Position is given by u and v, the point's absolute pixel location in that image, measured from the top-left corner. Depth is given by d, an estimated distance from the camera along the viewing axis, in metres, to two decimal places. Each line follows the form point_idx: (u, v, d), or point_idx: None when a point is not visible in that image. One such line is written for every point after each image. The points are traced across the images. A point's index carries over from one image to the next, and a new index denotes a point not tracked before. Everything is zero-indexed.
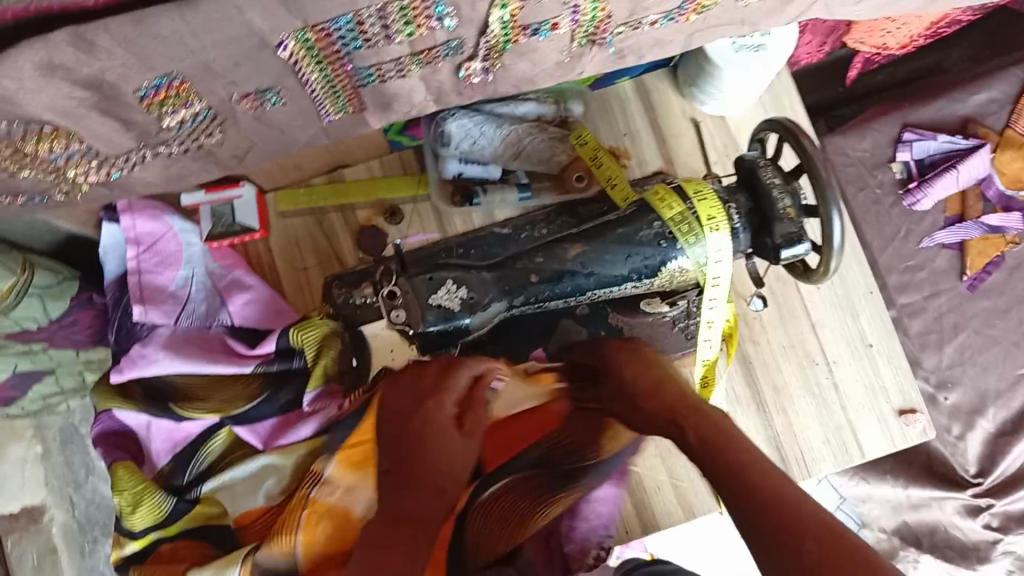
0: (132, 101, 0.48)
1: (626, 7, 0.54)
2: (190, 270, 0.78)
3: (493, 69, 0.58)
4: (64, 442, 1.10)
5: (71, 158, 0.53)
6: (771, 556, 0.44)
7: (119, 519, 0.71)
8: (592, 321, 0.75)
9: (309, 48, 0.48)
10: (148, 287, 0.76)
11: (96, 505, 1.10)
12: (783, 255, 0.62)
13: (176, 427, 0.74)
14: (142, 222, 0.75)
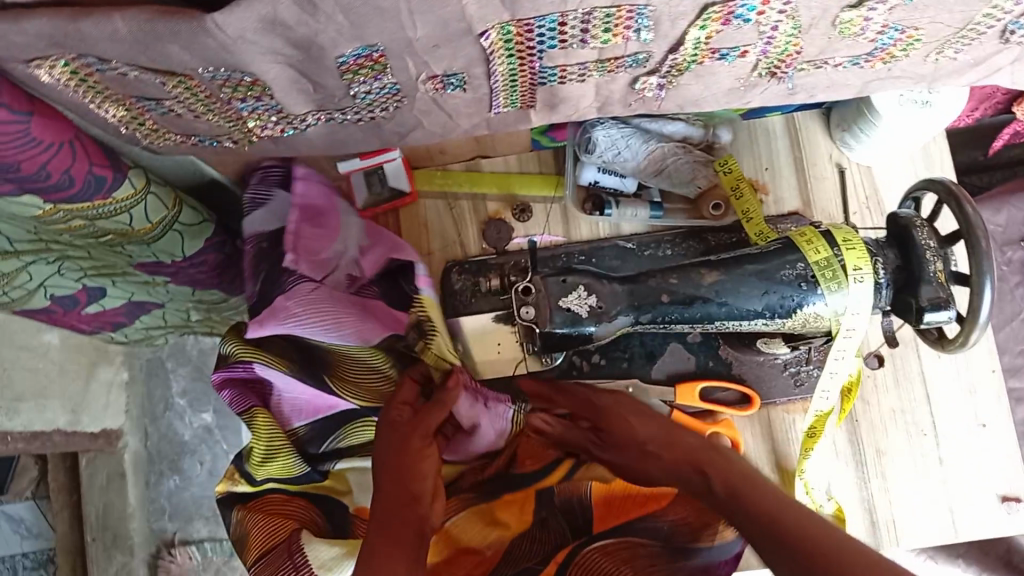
0: (332, 65, 0.49)
1: (817, 45, 0.54)
2: (344, 246, 0.75)
3: (667, 87, 0.58)
4: (148, 373, 1.24)
5: (255, 110, 0.55)
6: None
7: (247, 460, 0.66)
8: (702, 349, 0.77)
9: (508, 41, 0.49)
10: (301, 244, 0.72)
11: (166, 439, 1.24)
12: (926, 319, 0.61)
13: (322, 399, 0.67)
14: (312, 194, 0.76)
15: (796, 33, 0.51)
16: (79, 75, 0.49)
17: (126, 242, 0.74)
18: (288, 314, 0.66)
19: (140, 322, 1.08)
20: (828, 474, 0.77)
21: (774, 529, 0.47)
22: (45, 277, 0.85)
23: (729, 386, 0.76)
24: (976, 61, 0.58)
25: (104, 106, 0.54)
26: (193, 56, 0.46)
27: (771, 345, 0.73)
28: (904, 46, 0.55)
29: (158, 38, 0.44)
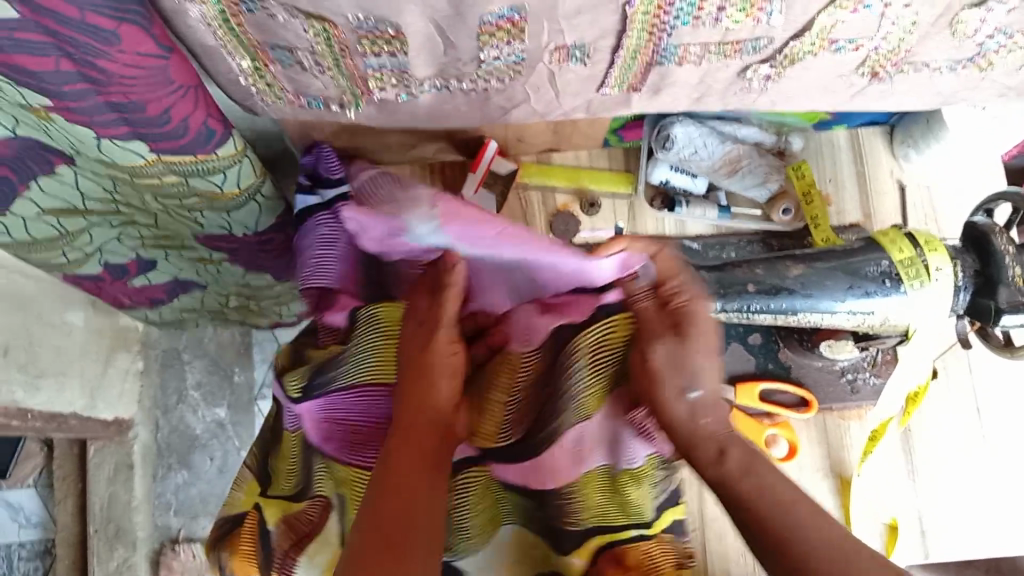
0: (474, 24, 0.51)
1: (927, 45, 0.56)
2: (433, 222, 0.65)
3: (773, 78, 0.60)
4: (164, 365, 1.26)
5: (380, 69, 0.56)
6: None
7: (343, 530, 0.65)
8: (763, 351, 0.77)
9: (646, 13, 0.51)
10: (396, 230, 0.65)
11: (178, 432, 1.28)
12: (1003, 320, 0.63)
13: None
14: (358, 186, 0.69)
15: (914, 29, 0.54)
16: (225, 15, 0.50)
17: (204, 208, 0.74)
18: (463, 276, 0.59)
19: (178, 302, 1.09)
20: (882, 480, 0.78)
21: None
22: (104, 242, 0.85)
23: (790, 388, 0.75)
24: None
25: (235, 52, 0.55)
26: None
27: (835, 350, 0.73)
28: (1005, 53, 0.57)
29: None
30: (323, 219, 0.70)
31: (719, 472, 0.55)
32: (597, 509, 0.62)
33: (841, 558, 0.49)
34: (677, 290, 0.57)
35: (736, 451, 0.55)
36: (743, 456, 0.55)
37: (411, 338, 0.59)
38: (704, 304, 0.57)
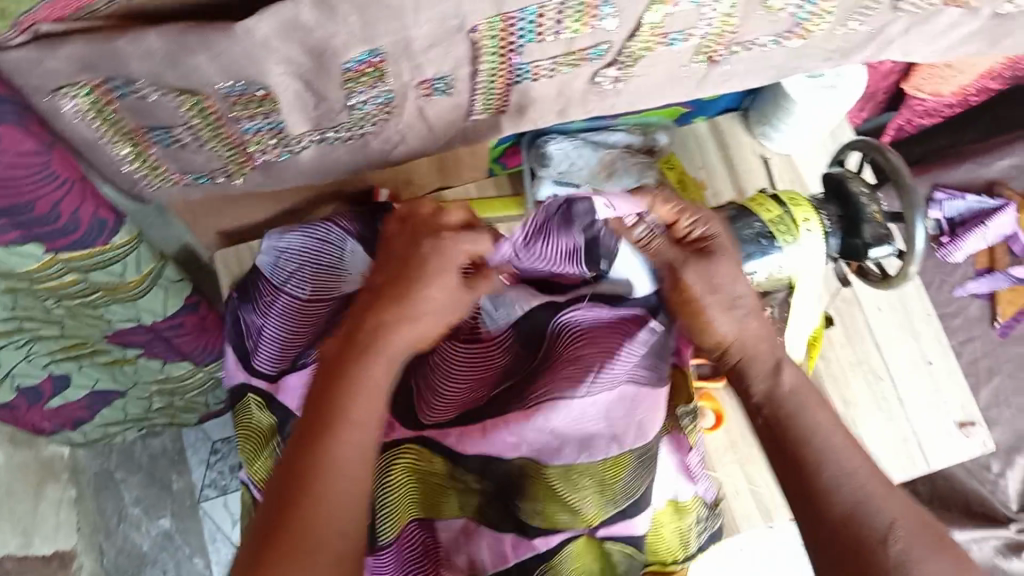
0: (338, 72, 0.54)
1: (747, 24, 0.62)
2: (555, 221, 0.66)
3: (623, 79, 0.66)
4: (98, 489, 1.21)
5: (258, 132, 0.59)
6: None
7: None
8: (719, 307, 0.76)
9: (493, 36, 0.55)
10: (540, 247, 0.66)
11: (125, 552, 1.22)
12: (870, 254, 0.69)
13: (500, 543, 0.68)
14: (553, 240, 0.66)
15: (731, 11, 0.60)
16: (99, 104, 0.52)
17: (111, 302, 0.75)
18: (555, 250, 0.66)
19: (101, 416, 1.08)
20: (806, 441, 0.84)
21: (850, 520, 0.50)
22: (12, 365, 0.83)
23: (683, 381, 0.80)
24: (875, 32, 0.69)
25: (114, 142, 0.57)
26: (216, 68, 0.50)
27: None
28: (816, 20, 0.65)
29: (188, 50, 0.48)
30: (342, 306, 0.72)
31: (772, 387, 0.57)
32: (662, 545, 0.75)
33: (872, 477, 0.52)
34: (688, 225, 0.60)
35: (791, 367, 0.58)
36: (795, 374, 0.57)
37: (394, 283, 0.54)
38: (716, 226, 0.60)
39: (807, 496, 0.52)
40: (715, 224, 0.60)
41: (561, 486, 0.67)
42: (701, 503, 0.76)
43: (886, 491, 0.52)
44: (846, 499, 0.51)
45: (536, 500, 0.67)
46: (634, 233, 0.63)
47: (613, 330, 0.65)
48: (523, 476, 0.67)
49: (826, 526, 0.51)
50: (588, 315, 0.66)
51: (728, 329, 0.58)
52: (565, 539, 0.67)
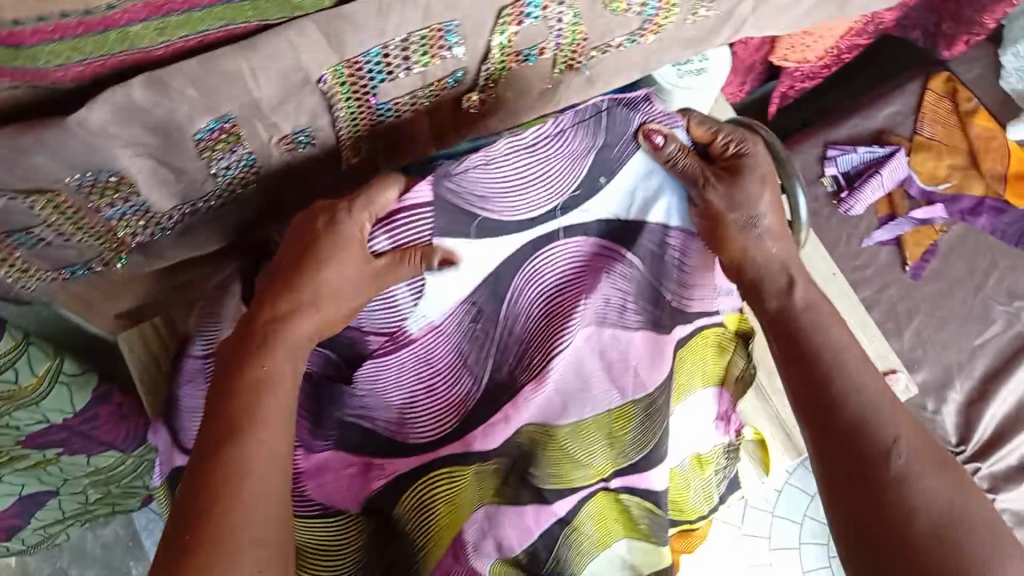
0: (190, 145, 0.53)
1: (598, 28, 0.63)
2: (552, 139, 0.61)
3: (489, 100, 0.66)
4: None
5: (124, 216, 0.57)
6: (871, 481, 0.55)
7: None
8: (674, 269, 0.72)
9: (343, 83, 0.55)
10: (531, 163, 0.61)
11: None
12: None
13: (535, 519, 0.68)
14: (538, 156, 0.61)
15: (578, 19, 0.61)
16: None
17: (12, 410, 0.73)
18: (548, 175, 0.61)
19: (37, 521, 1.04)
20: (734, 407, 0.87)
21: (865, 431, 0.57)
22: None
23: None
24: (726, 15, 0.70)
25: None
26: (57, 163, 0.48)
27: None
28: (665, 14, 0.66)
29: (23, 152, 0.47)
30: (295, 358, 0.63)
31: (786, 302, 0.64)
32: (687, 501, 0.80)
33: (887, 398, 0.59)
34: (725, 141, 0.67)
35: (805, 288, 0.65)
36: (805, 293, 0.65)
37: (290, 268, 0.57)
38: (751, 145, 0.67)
39: (823, 406, 0.59)
40: (756, 145, 0.67)
41: (574, 445, 0.67)
42: (722, 454, 0.82)
43: (900, 415, 0.58)
44: (857, 413, 0.57)
45: (555, 472, 0.67)
46: (664, 151, 0.63)
47: (587, 269, 0.65)
48: (533, 446, 0.67)
49: (849, 441, 0.57)
50: (562, 258, 0.64)
51: (745, 248, 0.66)
52: (583, 499, 0.70)
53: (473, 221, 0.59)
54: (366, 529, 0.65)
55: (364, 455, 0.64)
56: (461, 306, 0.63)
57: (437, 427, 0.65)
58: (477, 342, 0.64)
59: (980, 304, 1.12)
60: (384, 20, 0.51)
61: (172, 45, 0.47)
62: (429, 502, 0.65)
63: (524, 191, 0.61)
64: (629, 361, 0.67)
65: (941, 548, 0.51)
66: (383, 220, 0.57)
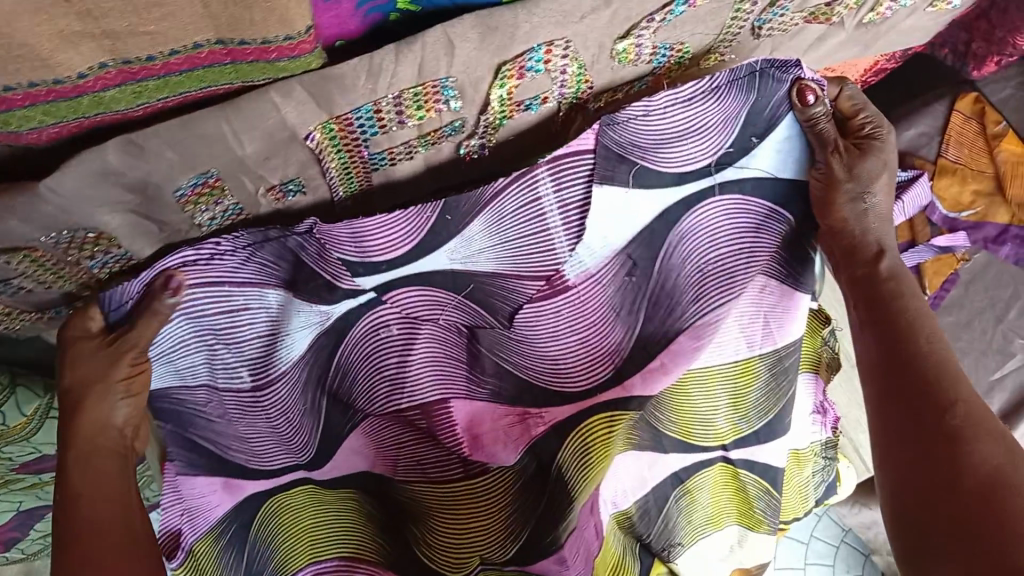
0: (171, 200, 0.51)
1: (606, 76, 0.60)
2: (714, 83, 0.59)
3: (489, 145, 0.63)
4: None
5: (106, 264, 0.56)
6: (921, 433, 0.59)
7: (421, 553, 0.70)
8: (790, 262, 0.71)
9: (332, 138, 0.53)
10: (696, 107, 0.60)
11: None
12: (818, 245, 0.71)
13: (658, 458, 0.77)
14: (700, 103, 0.60)
15: (584, 70, 0.58)
16: None
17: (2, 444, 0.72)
18: (702, 133, 0.62)
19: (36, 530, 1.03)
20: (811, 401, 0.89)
21: (923, 390, 0.60)
22: None
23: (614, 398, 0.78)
24: (740, 56, 0.66)
25: None
26: (32, 224, 0.47)
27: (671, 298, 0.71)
28: (677, 60, 0.62)
29: None
30: (436, 324, 0.68)
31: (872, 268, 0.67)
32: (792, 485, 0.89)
33: (948, 360, 0.62)
34: (863, 120, 0.66)
35: (893, 258, 0.67)
36: (890, 260, 0.67)
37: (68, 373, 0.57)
38: (885, 128, 0.66)
39: (893, 368, 0.63)
40: (890, 133, 0.66)
41: (698, 398, 0.75)
42: (818, 453, 0.91)
43: (959, 375, 0.61)
44: (919, 372, 0.61)
45: (676, 418, 0.76)
46: (809, 108, 0.63)
47: (724, 220, 0.67)
48: (669, 396, 0.74)
49: (909, 397, 0.61)
50: (711, 210, 0.67)
51: (845, 216, 0.66)
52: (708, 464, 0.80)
53: (630, 168, 0.62)
54: (526, 471, 0.70)
55: (520, 406, 0.71)
56: (616, 257, 0.67)
57: (592, 376, 0.71)
58: (630, 296, 0.69)
59: (999, 337, 1.07)
60: (374, 82, 0.49)
61: (150, 105, 0.45)
62: (587, 434, 0.70)
63: (681, 142, 0.62)
64: (768, 305, 0.72)
65: (976, 498, 0.53)
66: (528, 175, 0.59)
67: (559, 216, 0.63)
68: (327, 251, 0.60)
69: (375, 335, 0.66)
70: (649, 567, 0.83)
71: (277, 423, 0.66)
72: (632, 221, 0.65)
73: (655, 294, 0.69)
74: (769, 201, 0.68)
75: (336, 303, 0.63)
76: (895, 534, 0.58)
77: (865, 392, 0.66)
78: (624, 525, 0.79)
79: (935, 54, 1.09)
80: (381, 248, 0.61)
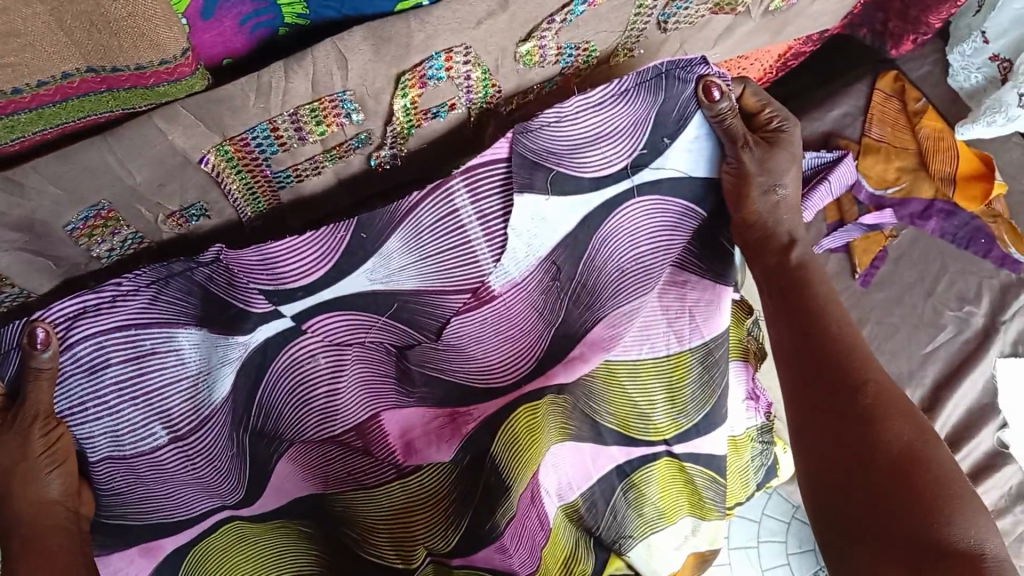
0: (63, 236, 0.49)
1: (514, 80, 0.59)
2: (618, 88, 0.58)
3: (400, 155, 0.61)
4: None
5: (3, 304, 0.53)
6: (839, 426, 0.59)
7: (365, 547, 0.71)
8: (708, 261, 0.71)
9: (228, 159, 0.51)
10: (602, 113, 0.59)
11: None
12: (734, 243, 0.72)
13: (597, 451, 0.78)
14: (606, 108, 0.58)
15: (489, 75, 0.57)
16: None
17: None
18: (609, 139, 0.60)
19: None
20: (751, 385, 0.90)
21: (838, 382, 0.61)
22: None
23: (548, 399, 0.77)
24: (651, 51, 0.66)
25: None
26: None
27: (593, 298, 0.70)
28: (585, 59, 0.62)
29: None
30: (363, 346, 0.66)
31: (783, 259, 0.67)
32: (737, 467, 0.91)
33: (859, 347, 0.62)
34: (769, 115, 0.64)
35: (804, 246, 0.68)
36: (799, 249, 0.68)
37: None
38: (792, 121, 0.64)
39: (809, 361, 0.63)
40: (797, 125, 0.65)
41: (632, 390, 0.76)
42: (756, 438, 0.93)
43: (871, 362, 0.61)
44: (832, 364, 0.62)
45: (614, 409, 0.77)
46: (717, 107, 0.60)
47: (641, 222, 0.67)
48: (602, 384, 0.75)
49: (825, 390, 0.61)
50: (631, 214, 0.66)
51: (760, 210, 0.66)
52: (651, 459, 0.80)
53: (548, 175, 0.60)
54: (461, 463, 0.71)
55: (448, 407, 0.73)
56: (540, 266, 0.66)
57: (517, 368, 0.73)
58: (552, 296, 0.69)
59: (930, 310, 1.09)
60: (266, 100, 0.47)
61: (27, 140, 0.43)
62: (518, 429, 0.71)
63: (588, 148, 0.60)
64: (693, 300, 0.74)
65: (897, 483, 0.55)
66: (441, 188, 0.56)
67: (480, 227, 0.61)
68: (236, 280, 0.57)
69: (300, 365, 0.64)
70: (604, 561, 0.84)
71: (203, 466, 0.63)
72: (555, 230, 0.63)
73: (576, 292, 0.69)
74: (687, 199, 0.67)
75: (253, 332, 0.60)
76: (823, 528, 0.59)
77: (782, 376, 0.66)
78: (573, 517, 0.80)
79: (853, 33, 1.10)
80: (297, 273, 0.58)
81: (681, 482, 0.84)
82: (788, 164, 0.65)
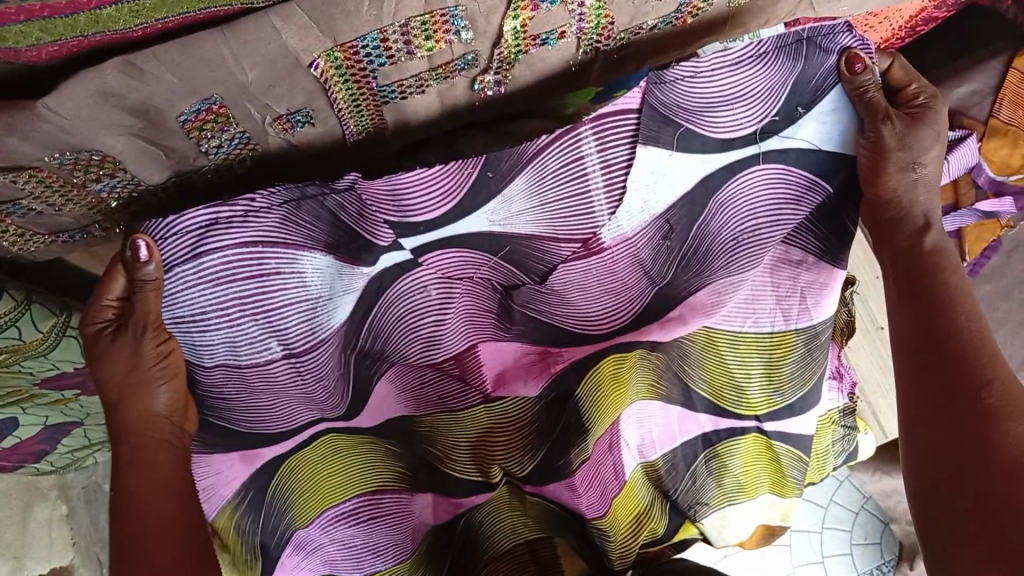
0: (175, 125, 0.51)
1: (627, 13, 0.57)
2: (761, 47, 0.53)
3: (505, 82, 0.61)
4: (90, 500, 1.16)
5: (114, 189, 0.56)
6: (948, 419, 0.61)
7: (444, 464, 0.79)
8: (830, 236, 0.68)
9: (338, 67, 0.51)
10: (742, 73, 0.54)
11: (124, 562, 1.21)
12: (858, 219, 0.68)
13: (687, 414, 0.83)
14: (745, 69, 0.54)
15: (603, 4, 0.55)
16: None
17: (21, 359, 0.74)
18: (745, 102, 0.56)
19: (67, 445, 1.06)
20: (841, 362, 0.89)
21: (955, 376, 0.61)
22: None
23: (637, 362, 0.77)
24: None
25: None
26: (34, 144, 0.47)
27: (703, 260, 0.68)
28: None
29: None
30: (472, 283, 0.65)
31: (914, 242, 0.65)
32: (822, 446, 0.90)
33: (982, 342, 0.62)
34: (916, 91, 0.61)
35: (938, 231, 0.65)
36: (935, 233, 0.65)
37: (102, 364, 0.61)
38: (941, 101, 0.61)
39: (925, 351, 0.64)
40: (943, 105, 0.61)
41: (731, 361, 0.78)
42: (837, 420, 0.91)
43: (993, 359, 0.61)
44: (950, 357, 0.62)
45: (710, 378, 0.80)
46: (856, 78, 0.56)
47: (764, 191, 0.63)
48: (704, 349, 0.78)
49: (939, 383, 0.62)
50: (753, 181, 0.62)
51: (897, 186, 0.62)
52: (742, 433, 0.84)
53: (676, 131, 0.56)
54: (546, 400, 0.76)
55: (542, 345, 0.73)
56: (652, 223, 0.63)
57: (617, 317, 0.72)
58: (661, 252, 0.66)
59: None
60: (378, 8, 0.47)
61: (151, 26, 0.44)
62: (603, 381, 0.76)
63: (723, 110, 0.56)
64: (806, 281, 0.73)
65: (1000, 485, 0.56)
66: (571, 133, 0.53)
67: (602, 177, 0.57)
68: (367, 210, 0.54)
69: (413, 294, 0.64)
70: (677, 525, 0.89)
71: (323, 374, 0.66)
72: (674, 189, 0.60)
73: (686, 253, 0.67)
74: (812, 171, 0.63)
75: (374, 264, 0.59)
76: (918, 510, 0.62)
77: (897, 364, 0.67)
78: (652, 476, 0.85)
79: None
80: (424, 207, 0.55)
81: (761, 457, 0.87)
82: (932, 145, 0.61)
